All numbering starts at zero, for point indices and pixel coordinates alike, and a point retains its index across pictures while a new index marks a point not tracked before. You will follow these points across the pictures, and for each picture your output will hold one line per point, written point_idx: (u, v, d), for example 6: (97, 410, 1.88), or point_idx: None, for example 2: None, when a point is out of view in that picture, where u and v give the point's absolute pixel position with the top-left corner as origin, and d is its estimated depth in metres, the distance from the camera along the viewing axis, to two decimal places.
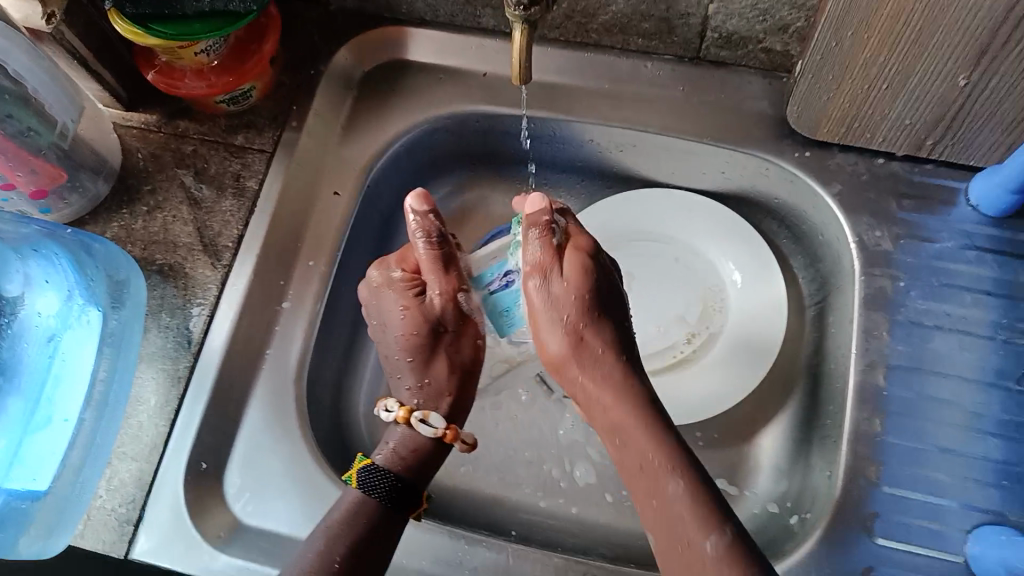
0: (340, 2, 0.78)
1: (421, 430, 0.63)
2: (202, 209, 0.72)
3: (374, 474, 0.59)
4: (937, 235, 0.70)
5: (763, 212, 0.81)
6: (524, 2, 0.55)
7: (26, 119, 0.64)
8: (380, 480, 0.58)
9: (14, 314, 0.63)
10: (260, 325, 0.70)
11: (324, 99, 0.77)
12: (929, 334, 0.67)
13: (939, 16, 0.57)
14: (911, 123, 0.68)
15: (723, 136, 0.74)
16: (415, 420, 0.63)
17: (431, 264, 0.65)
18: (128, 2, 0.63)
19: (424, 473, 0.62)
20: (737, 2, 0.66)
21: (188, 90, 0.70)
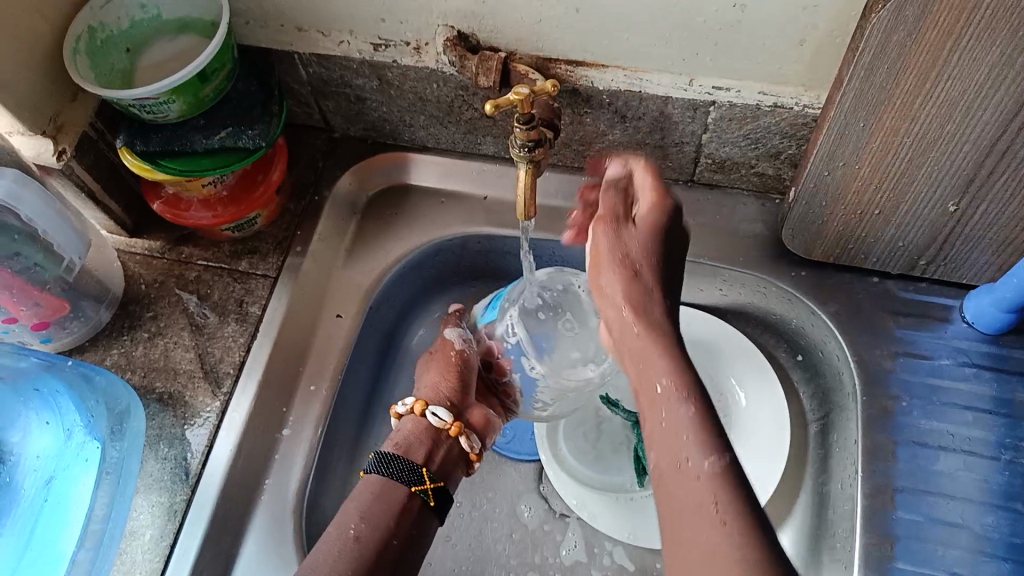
0: (345, 130, 0.80)
1: (399, 414, 0.67)
2: (204, 334, 0.72)
3: (376, 460, 0.62)
4: (933, 353, 0.71)
5: (761, 327, 0.81)
6: (529, 145, 0.57)
7: (32, 255, 0.64)
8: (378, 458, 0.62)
9: (11, 458, 0.63)
10: (261, 452, 0.69)
11: (329, 223, 0.78)
12: (932, 454, 0.67)
13: (926, 150, 0.60)
14: (904, 245, 0.69)
15: (721, 256, 0.75)
16: (397, 410, 0.68)
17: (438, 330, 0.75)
18: (140, 140, 0.65)
19: (418, 456, 0.64)
20: (730, 133, 0.68)
21: (194, 219, 0.71)
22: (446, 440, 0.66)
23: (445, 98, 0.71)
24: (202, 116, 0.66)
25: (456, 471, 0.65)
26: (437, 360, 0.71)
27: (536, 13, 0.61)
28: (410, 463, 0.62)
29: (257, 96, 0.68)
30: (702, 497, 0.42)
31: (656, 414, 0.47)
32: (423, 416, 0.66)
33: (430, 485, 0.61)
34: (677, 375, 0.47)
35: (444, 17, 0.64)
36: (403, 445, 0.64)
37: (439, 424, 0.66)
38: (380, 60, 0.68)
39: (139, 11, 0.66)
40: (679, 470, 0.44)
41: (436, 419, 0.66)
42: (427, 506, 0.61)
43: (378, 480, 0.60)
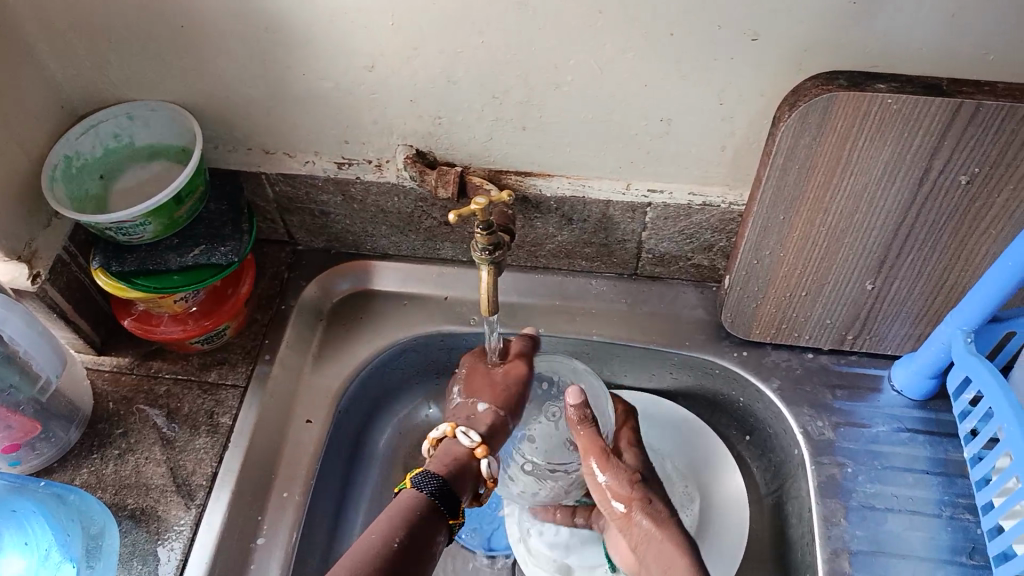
0: (309, 242, 0.85)
1: (460, 438, 0.63)
2: (175, 448, 0.73)
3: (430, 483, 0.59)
4: (870, 421, 0.76)
5: (711, 408, 0.86)
6: (490, 247, 0.62)
7: (9, 376, 0.65)
8: (434, 484, 0.59)
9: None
10: (235, 564, 0.68)
11: (295, 332, 0.81)
12: (880, 516, 0.71)
13: (841, 236, 0.68)
14: (832, 322, 0.76)
15: (668, 342, 0.81)
16: (454, 430, 0.64)
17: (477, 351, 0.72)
18: (115, 261, 0.68)
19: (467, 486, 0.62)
20: (667, 230, 0.75)
21: (164, 334, 0.74)
22: (472, 463, 0.63)
23: (406, 210, 0.77)
24: (176, 236, 0.70)
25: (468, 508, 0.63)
26: (476, 382, 0.68)
27: (487, 132, 0.68)
28: (455, 501, 0.60)
29: (227, 215, 0.73)
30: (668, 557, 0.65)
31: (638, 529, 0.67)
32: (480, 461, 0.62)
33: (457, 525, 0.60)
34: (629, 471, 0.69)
35: (403, 137, 0.70)
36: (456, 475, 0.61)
37: (487, 477, 0.63)
38: (344, 177, 0.75)
39: (113, 141, 0.71)
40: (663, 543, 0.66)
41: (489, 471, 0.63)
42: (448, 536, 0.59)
43: (414, 495, 0.59)
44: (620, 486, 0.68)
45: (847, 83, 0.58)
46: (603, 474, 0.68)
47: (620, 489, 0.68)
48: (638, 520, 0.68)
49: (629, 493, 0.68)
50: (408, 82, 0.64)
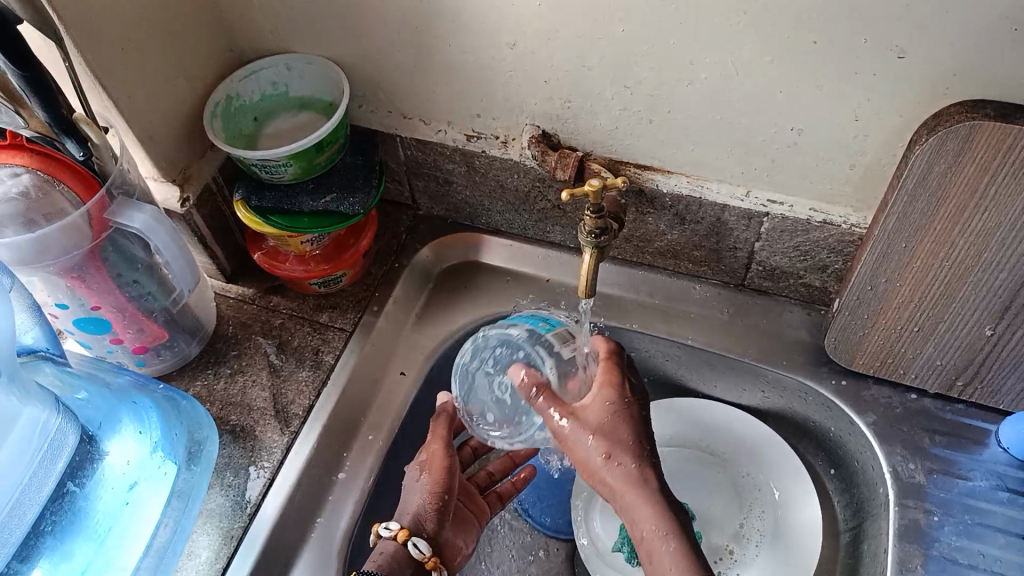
0: (429, 208, 0.89)
1: (382, 534, 0.65)
2: (279, 377, 0.78)
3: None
4: (968, 473, 0.73)
5: (800, 433, 0.84)
6: (597, 232, 0.64)
7: (149, 285, 0.71)
8: None
9: (98, 460, 0.66)
10: (314, 493, 0.72)
11: (405, 290, 0.85)
12: (962, 571, 0.68)
13: (964, 274, 0.65)
14: (943, 364, 0.73)
15: (764, 357, 0.80)
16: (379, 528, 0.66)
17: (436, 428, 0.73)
18: (255, 196, 0.74)
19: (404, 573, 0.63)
20: (781, 243, 0.74)
21: (287, 272, 0.79)
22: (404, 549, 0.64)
23: (523, 188, 0.80)
24: (312, 181, 0.75)
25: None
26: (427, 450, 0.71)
27: (613, 121, 0.70)
28: None
29: (360, 170, 0.77)
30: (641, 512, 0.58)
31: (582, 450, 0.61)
32: (405, 544, 0.64)
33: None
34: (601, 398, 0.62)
35: (531, 117, 0.72)
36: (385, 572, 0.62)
37: (418, 557, 0.64)
38: (470, 149, 0.78)
39: (271, 87, 0.77)
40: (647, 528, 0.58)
41: (417, 551, 0.64)
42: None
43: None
44: (605, 414, 0.61)
45: (994, 114, 0.55)
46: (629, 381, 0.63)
47: (611, 420, 0.61)
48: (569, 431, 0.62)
49: (572, 406, 0.62)
50: (544, 62, 0.66)
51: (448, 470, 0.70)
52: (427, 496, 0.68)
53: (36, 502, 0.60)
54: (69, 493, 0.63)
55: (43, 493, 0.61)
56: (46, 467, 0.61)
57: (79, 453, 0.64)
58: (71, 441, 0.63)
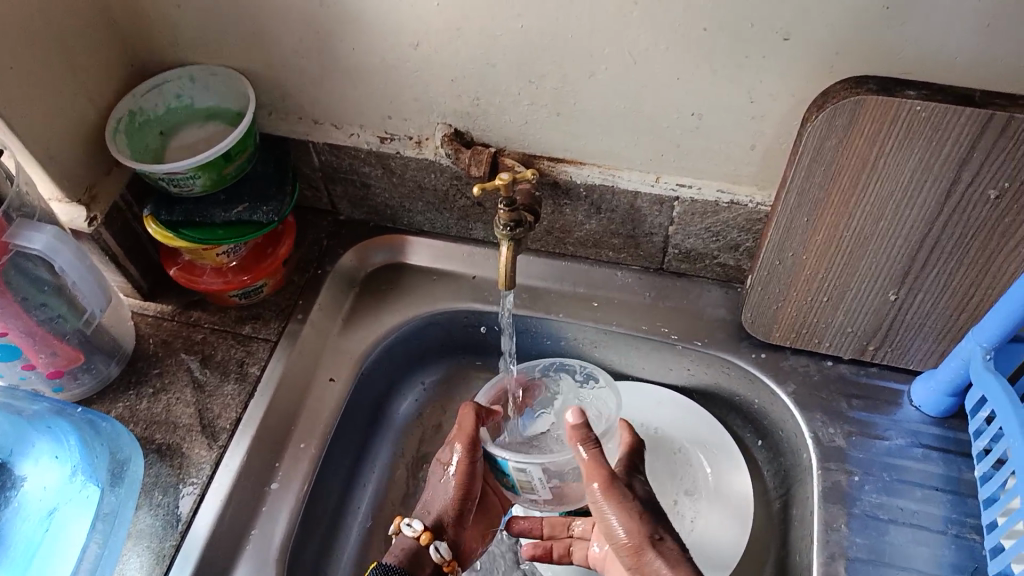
0: (349, 213, 0.89)
1: (404, 530, 0.68)
2: (204, 392, 0.77)
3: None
4: (885, 432, 0.76)
5: (727, 408, 0.86)
6: (511, 225, 0.65)
7: (58, 307, 0.69)
8: None
9: (14, 487, 0.66)
10: (247, 506, 0.71)
11: (329, 296, 0.84)
12: (883, 526, 0.71)
13: (864, 243, 0.68)
14: (853, 331, 0.76)
15: (686, 337, 0.82)
16: (400, 523, 0.68)
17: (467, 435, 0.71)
18: (164, 210, 0.73)
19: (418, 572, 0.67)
20: (694, 225, 0.77)
21: (205, 285, 0.78)
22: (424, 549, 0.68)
23: (442, 187, 0.80)
24: (223, 192, 0.74)
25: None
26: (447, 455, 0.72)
27: (523, 116, 0.71)
28: None
29: (272, 178, 0.76)
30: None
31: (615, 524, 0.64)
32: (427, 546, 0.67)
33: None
34: (609, 485, 0.64)
35: (442, 116, 0.73)
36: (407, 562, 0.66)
37: (438, 559, 0.67)
38: (385, 150, 0.78)
39: (175, 100, 0.75)
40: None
41: (438, 554, 0.67)
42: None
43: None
44: (620, 516, 0.64)
45: (877, 88, 0.58)
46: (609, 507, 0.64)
47: (629, 520, 0.64)
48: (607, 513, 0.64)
49: (595, 488, 0.65)
50: (449, 61, 0.67)
51: (474, 473, 0.71)
52: (451, 497, 0.70)
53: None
54: None
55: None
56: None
57: None
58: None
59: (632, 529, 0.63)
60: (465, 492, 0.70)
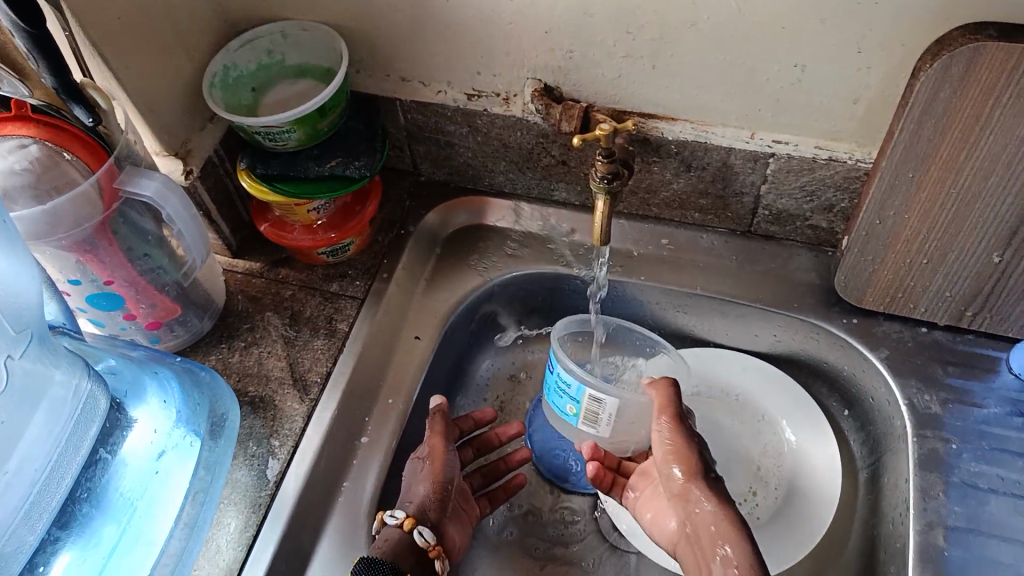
0: (431, 174, 0.89)
1: (387, 521, 0.65)
2: (294, 346, 0.78)
3: (364, 564, 0.61)
4: (982, 401, 0.74)
5: (813, 376, 0.85)
6: (608, 176, 0.64)
7: (160, 259, 0.71)
8: (370, 567, 0.60)
9: (127, 425, 0.67)
10: (338, 458, 0.72)
11: (412, 256, 0.85)
12: (983, 495, 0.69)
13: (971, 202, 0.66)
14: (951, 295, 0.73)
15: (774, 302, 0.80)
16: (384, 516, 0.66)
17: (434, 427, 0.72)
18: (260, 164, 0.74)
19: (405, 559, 0.63)
20: (787, 185, 0.75)
21: (295, 241, 0.79)
22: (406, 537, 0.64)
23: (527, 146, 0.80)
24: (316, 147, 0.75)
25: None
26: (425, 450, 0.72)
27: (616, 70, 0.70)
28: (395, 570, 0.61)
29: (363, 135, 0.77)
30: (708, 522, 0.63)
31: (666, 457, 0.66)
32: (410, 533, 0.64)
33: None
34: (674, 411, 0.67)
35: (533, 71, 0.72)
36: (389, 553, 0.63)
37: (423, 544, 0.64)
38: (472, 108, 0.78)
39: (267, 56, 0.76)
40: (715, 534, 0.62)
41: (422, 539, 0.64)
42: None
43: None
44: (673, 444, 0.66)
45: (998, 35, 0.56)
46: (672, 432, 0.66)
47: (683, 451, 0.66)
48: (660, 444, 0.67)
49: (664, 411, 0.67)
50: (546, 13, 0.66)
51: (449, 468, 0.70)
52: (428, 487, 0.68)
53: (72, 467, 0.61)
54: (101, 459, 0.64)
55: (79, 456, 0.62)
56: (81, 429, 0.62)
57: (109, 420, 0.66)
58: (102, 406, 0.65)
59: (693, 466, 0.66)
60: (440, 485, 0.69)
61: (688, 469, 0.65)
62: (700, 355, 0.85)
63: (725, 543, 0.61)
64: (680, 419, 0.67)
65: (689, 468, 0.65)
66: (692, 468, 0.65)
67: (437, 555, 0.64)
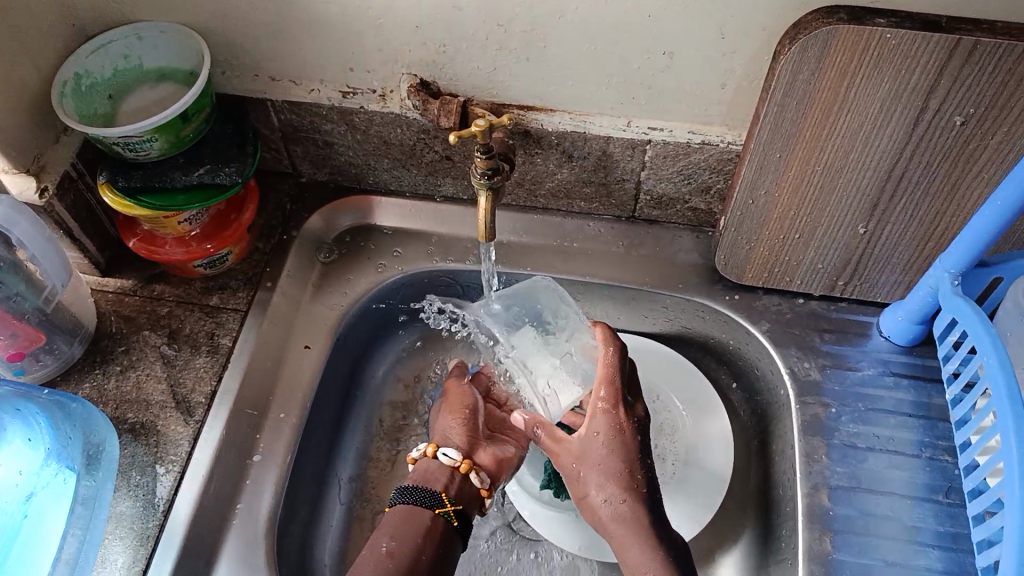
0: (312, 175, 0.86)
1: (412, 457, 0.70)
2: (175, 366, 0.75)
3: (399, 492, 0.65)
4: (857, 364, 0.78)
5: (702, 352, 0.87)
6: (488, 173, 0.64)
7: (15, 284, 0.67)
8: (406, 492, 0.65)
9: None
10: (231, 479, 0.70)
11: (296, 262, 0.82)
12: (862, 454, 0.73)
13: (835, 178, 0.69)
14: (824, 267, 0.77)
15: (661, 284, 0.82)
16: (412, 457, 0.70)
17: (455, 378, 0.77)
18: (121, 176, 0.69)
19: (439, 481, 0.67)
20: (665, 169, 0.77)
21: (167, 255, 0.75)
22: (434, 462, 0.69)
23: (408, 142, 0.78)
24: (183, 155, 0.71)
25: (470, 509, 0.67)
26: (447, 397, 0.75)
27: (491, 62, 0.69)
28: (428, 490, 0.65)
29: (233, 139, 0.74)
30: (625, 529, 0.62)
31: (593, 442, 0.64)
32: (436, 457, 0.69)
33: (451, 507, 0.64)
34: (611, 395, 0.65)
35: (408, 66, 0.71)
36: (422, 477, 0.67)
37: (450, 463, 0.68)
38: (348, 106, 0.75)
39: (123, 61, 0.71)
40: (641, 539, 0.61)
41: (448, 458, 0.68)
42: (450, 526, 0.63)
43: (405, 507, 0.63)
44: (605, 435, 0.64)
45: (848, 18, 0.58)
46: (606, 423, 0.64)
47: (613, 442, 0.64)
48: (592, 429, 0.65)
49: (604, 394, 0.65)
50: (413, 7, 0.65)
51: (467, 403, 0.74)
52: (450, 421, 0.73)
53: None
54: None
55: None
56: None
57: None
58: None
59: (621, 463, 0.63)
60: (462, 415, 0.73)
61: (615, 468, 0.63)
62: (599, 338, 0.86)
63: (642, 555, 0.60)
64: (618, 413, 0.64)
65: (618, 467, 0.64)
66: (617, 467, 0.63)
67: (466, 467, 0.67)
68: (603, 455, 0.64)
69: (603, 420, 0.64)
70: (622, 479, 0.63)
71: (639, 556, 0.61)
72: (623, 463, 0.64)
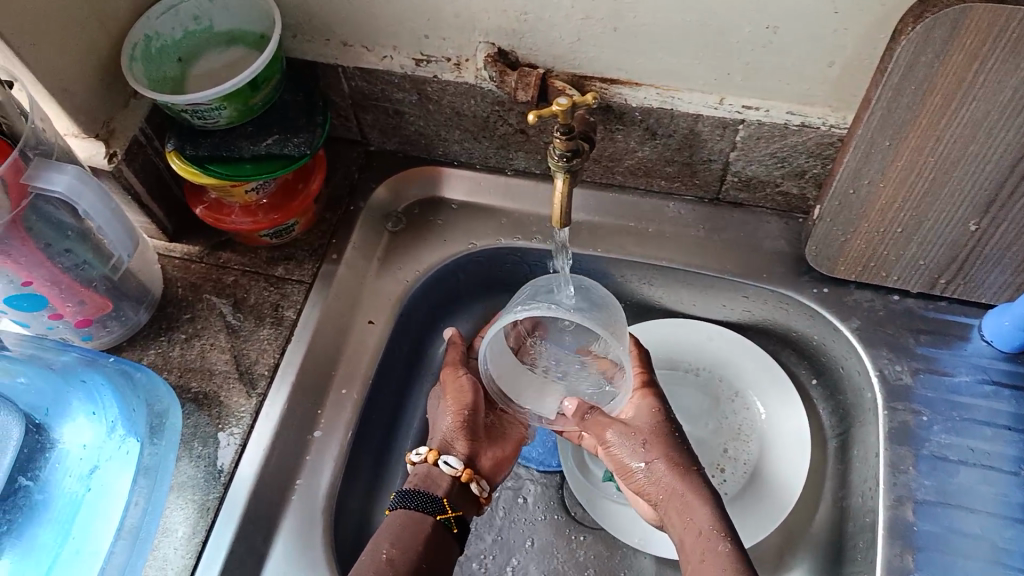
0: (380, 143, 0.83)
1: (413, 459, 0.68)
2: (239, 337, 0.74)
3: (401, 495, 0.65)
4: (953, 369, 0.72)
5: (783, 345, 0.82)
6: (568, 154, 0.59)
7: (83, 253, 0.65)
8: (413, 497, 0.65)
9: (51, 448, 0.62)
10: (291, 455, 0.69)
11: (362, 234, 0.80)
12: (953, 468, 0.68)
13: (949, 169, 0.63)
14: (926, 263, 0.71)
15: (744, 272, 0.77)
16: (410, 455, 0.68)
17: (453, 361, 0.73)
18: (189, 145, 0.68)
19: (439, 488, 0.66)
20: (757, 151, 0.71)
21: (234, 225, 0.73)
22: (434, 469, 0.67)
23: (481, 113, 0.74)
24: (250, 124, 0.69)
25: (466, 514, 0.67)
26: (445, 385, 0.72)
27: (575, 31, 0.64)
28: (432, 495, 0.65)
29: (302, 108, 0.71)
30: (684, 499, 0.62)
31: (642, 424, 0.66)
32: (437, 464, 0.67)
33: (453, 515, 0.65)
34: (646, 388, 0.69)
35: (486, 34, 0.67)
36: (425, 481, 0.66)
37: (452, 472, 0.67)
38: (420, 75, 0.72)
39: (193, 23, 0.69)
40: (704, 506, 0.61)
41: (449, 467, 0.67)
42: (450, 533, 0.64)
43: (405, 513, 0.63)
44: (648, 416, 0.67)
45: None
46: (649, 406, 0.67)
47: (657, 421, 0.66)
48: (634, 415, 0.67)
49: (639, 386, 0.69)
50: None
51: (467, 397, 0.71)
52: (450, 417, 0.70)
53: None
54: (22, 487, 0.60)
55: None
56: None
57: (26, 445, 0.61)
58: (14, 433, 0.61)
59: (671, 441, 0.65)
60: (462, 411, 0.70)
61: (668, 443, 0.65)
62: (672, 325, 0.83)
63: (707, 522, 0.60)
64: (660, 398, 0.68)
65: (669, 443, 0.65)
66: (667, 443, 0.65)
67: (471, 479, 0.67)
68: (651, 433, 0.65)
69: (645, 406, 0.67)
70: (672, 452, 0.65)
71: (703, 525, 0.60)
72: (671, 439, 0.66)
